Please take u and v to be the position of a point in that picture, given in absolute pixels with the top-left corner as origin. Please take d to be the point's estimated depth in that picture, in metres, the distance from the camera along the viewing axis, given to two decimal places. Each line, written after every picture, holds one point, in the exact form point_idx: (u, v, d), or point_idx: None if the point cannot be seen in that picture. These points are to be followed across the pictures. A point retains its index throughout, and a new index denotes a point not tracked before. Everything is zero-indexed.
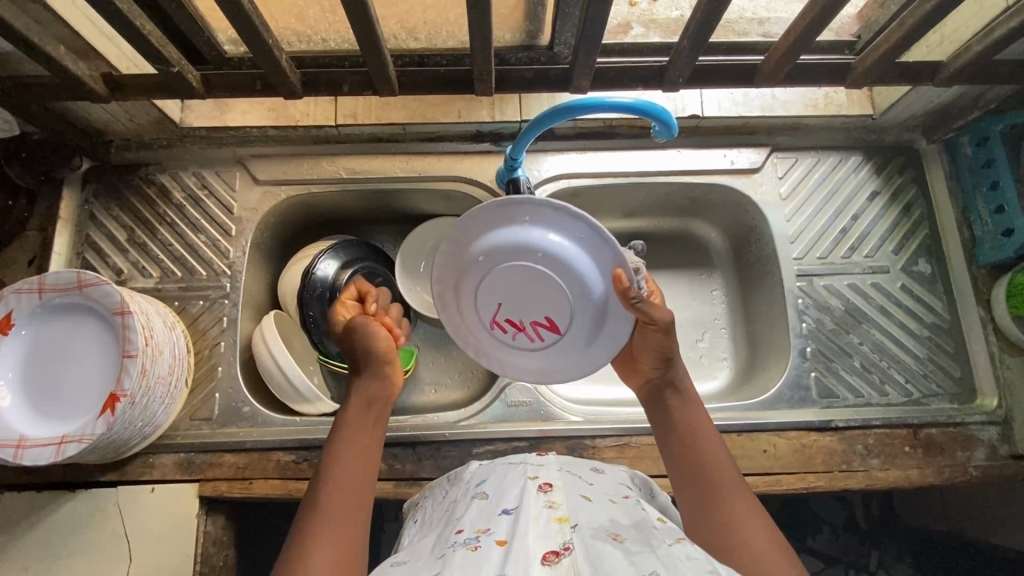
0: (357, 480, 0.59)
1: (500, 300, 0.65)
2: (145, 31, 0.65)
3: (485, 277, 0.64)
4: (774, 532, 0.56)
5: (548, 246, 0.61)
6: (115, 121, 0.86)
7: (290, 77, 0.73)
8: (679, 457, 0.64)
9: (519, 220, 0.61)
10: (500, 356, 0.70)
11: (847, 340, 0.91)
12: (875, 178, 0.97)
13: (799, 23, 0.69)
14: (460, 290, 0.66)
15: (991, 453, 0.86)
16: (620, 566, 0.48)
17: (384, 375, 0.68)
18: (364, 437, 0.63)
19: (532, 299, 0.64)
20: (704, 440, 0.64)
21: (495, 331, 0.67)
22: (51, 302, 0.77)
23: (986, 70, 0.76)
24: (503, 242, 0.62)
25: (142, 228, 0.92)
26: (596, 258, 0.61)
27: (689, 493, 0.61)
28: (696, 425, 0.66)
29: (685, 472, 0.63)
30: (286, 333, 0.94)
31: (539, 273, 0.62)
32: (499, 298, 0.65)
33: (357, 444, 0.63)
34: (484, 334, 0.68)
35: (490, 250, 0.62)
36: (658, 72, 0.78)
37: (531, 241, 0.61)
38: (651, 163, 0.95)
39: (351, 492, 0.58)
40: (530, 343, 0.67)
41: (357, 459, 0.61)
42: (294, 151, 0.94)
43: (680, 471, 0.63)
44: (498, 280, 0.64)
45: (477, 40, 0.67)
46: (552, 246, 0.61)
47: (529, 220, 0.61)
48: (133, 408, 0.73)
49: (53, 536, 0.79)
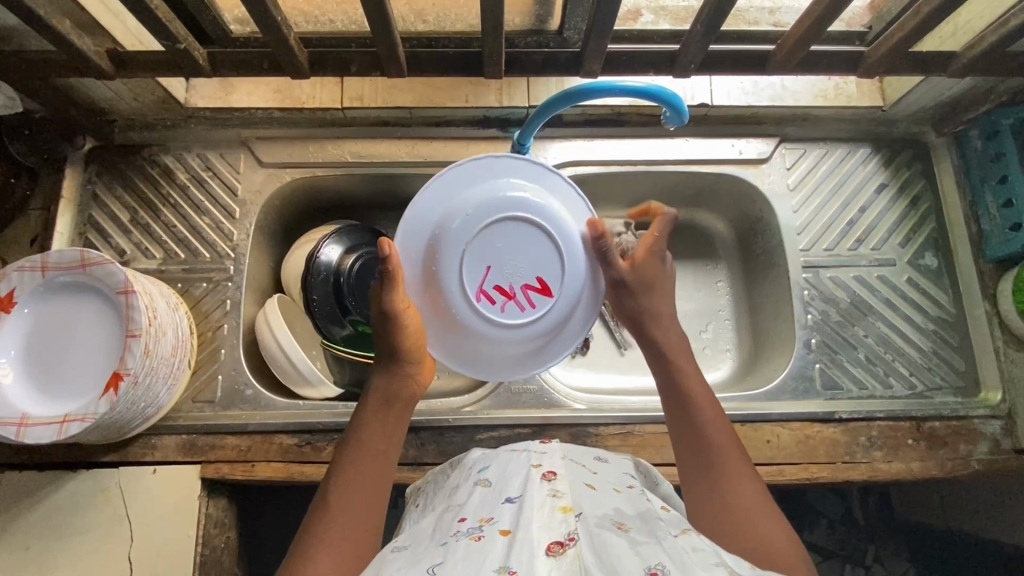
0: (369, 484, 0.60)
1: (481, 268, 0.65)
2: (153, 6, 0.64)
3: (472, 240, 0.65)
4: (772, 506, 0.58)
5: (535, 207, 0.66)
6: (120, 100, 0.85)
7: (298, 56, 0.72)
8: (679, 425, 0.64)
9: (497, 178, 0.67)
10: (473, 340, 0.68)
11: (852, 332, 0.91)
12: (883, 170, 0.96)
13: (813, 11, 0.68)
14: (440, 259, 0.65)
15: (994, 447, 0.86)
16: (625, 555, 0.47)
17: (406, 372, 0.67)
18: (380, 433, 0.64)
19: (517, 263, 0.66)
20: (704, 406, 0.64)
21: (478, 303, 0.66)
22: (54, 281, 0.76)
23: (1000, 61, 0.75)
24: (486, 199, 0.66)
25: (145, 208, 0.91)
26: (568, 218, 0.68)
27: (687, 463, 0.62)
28: (696, 388, 0.66)
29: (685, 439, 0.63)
30: (291, 316, 0.91)
31: (526, 232, 0.66)
32: (485, 264, 0.66)
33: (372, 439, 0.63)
34: (465, 310, 0.66)
35: (479, 209, 0.65)
36: (670, 58, 0.77)
37: (517, 200, 0.66)
38: (658, 151, 0.94)
39: (364, 497, 0.59)
40: (513, 317, 0.67)
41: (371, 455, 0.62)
42: (299, 133, 0.93)
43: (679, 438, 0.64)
44: (485, 243, 0.65)
45: (488, 21, 0.66)
46: (539, 206, 0.66)
47: (506, 179, 0.67)
48: (136, 389, 0.72)
49: (53, 515, 0.79)
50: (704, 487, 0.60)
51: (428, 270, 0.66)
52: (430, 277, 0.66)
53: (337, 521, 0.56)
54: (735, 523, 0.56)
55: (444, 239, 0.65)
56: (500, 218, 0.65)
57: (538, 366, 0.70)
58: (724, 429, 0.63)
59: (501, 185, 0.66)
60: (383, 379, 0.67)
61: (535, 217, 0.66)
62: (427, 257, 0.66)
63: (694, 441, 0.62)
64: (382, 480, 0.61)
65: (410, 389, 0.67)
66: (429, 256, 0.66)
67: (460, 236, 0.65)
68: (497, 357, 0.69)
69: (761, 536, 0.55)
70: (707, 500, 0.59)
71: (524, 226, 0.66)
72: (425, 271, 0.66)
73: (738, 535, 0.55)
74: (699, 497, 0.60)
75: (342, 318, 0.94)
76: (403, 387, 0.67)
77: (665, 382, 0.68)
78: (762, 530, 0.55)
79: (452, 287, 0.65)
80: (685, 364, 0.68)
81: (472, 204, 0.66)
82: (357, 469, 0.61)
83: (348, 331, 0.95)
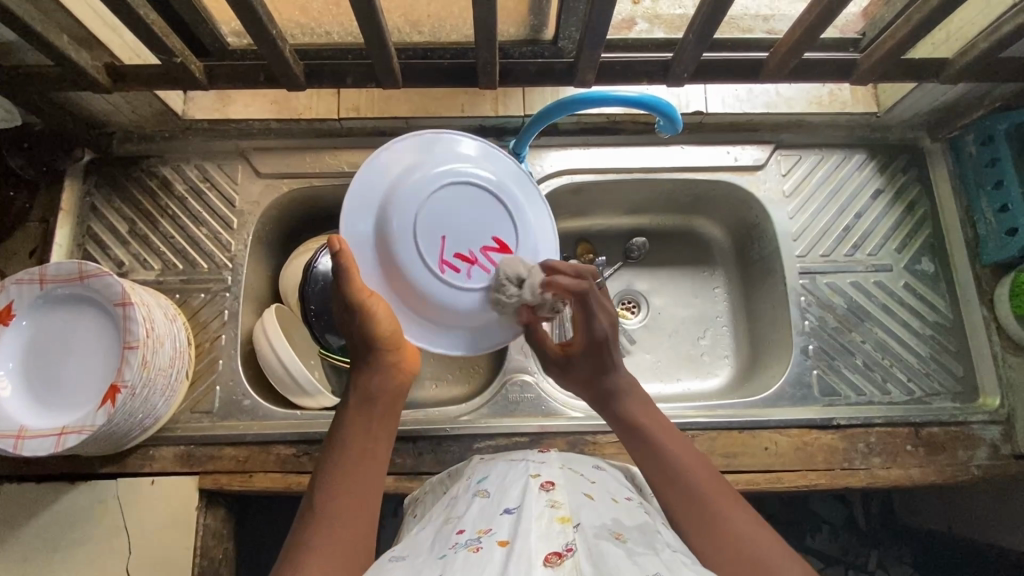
0: (360, 478, 0.58)
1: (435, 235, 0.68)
2: (149, 20, 0.64)
3: (422, 220, 0.67)
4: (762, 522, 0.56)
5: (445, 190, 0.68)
6: (118, 112, 0.86)
7: (294, 69, 0.72)
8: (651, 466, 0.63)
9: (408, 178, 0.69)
10: (473, 318, 0.71)
11: (849, 338, 0.91)
12: (879, 176, 0.96)
13: (804, 19, 0.69)
14: (400, 260, 0.67)
15: (993, 453, 0.86)
16: (623, 566, 0.47)
17: (381, 361, 0.66)
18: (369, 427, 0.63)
19: (460, 224, 0.69)
20: (673, 442, 0.64)
21: (448, 282, 0.68)
22: (52, 293, 0.76)
23: (992, 68, 0.76)
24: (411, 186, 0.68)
25: (144, 220, 0.91)
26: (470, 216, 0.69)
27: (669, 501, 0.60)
28: (658, 427, 0.66)
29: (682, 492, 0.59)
30: (286, 326, 0.92)
31: (451, 209, 0.69)
32: (439, 236, 0.68)
33: (359, 431, 0.62)
34: (427, 279, 0.68)
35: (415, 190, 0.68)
36: (664, 66, 0.77)
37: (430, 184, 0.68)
38: (654, 159, 0.94)
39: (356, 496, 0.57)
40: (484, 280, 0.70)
41: (359, 445, 0.61)
42: (296, 144, 0.93)
43: (669, 487, 0.60)
44: (432, 215, 0.68)
45: (481, 33, 0.67)
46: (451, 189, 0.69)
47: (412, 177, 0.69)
48: (134, 400, 0.73)
49: (52, 527, 0.79)
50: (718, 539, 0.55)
51: (385, 244, 0.67)
52: (399, 282, 0.68)
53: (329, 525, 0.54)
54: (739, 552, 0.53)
55: (397, 239, 0.67)
56: (431, 194, 0.68)
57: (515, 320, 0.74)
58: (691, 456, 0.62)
59: (411, 154, 0.71)
60: (371, 380, 0.66)
61: (454, 173, 0.69)
62: (387, 270, 0.68)
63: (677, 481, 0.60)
64: (376, 475, 0.59)
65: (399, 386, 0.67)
66: (389, 265, 0.68)
67: (415, 229, 0.67)
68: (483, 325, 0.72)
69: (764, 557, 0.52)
70: (700, 533, 0.56)
71: (439, 182, 0.68)
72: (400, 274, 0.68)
73: (732, 557, 0.53)
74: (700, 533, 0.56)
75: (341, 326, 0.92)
76: (391, 385, 0.66)
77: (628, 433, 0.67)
78: (751, 535, 0.54)
79: (423, 285, 0.68)
80: (642, 409, 0.68)
81: (390, 195, 0.68)
82: (345, 463, 0.59)
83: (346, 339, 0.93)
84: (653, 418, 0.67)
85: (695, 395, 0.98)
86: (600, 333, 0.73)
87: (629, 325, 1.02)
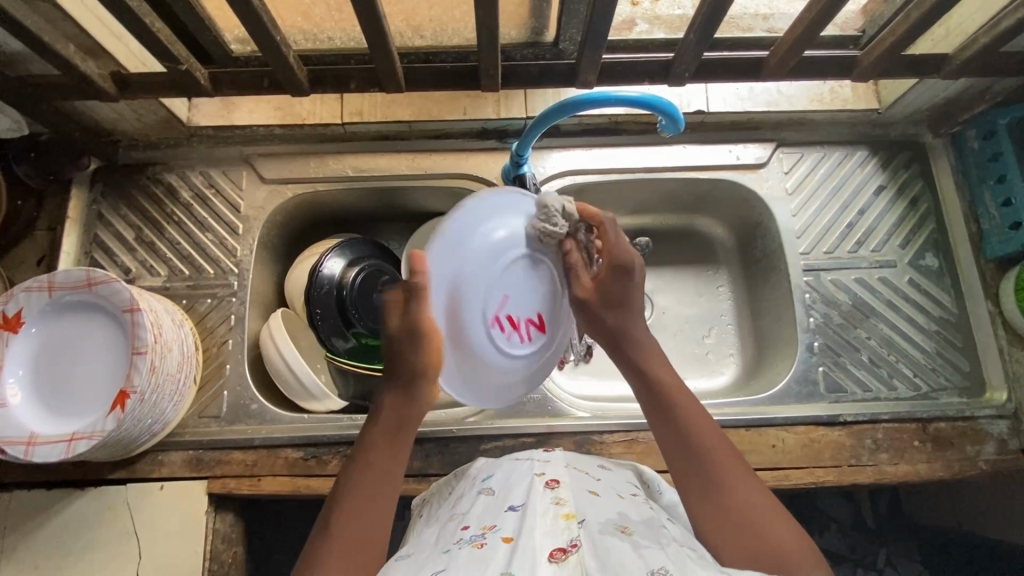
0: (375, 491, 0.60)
1: (507, 286, 0.64)
2: (154, 28, 0.65)
3: (489, 286, 0.63)
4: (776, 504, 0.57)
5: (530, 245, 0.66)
6: (123, 120, 0.87)
7: (298, 74, 0.73)
8: (666, 436, 0.63)
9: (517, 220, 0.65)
10: (500, 374, 0.67)
11: (855, 334, 0.91)
12: (881, 172, 0.96)
13: (804, 17, 0.69)
14: (463, 306, 0.62)
15: (1001, 447, 0.86)
16: (629, 560, 0.48)
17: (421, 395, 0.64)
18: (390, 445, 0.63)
19: (523, 289, 0.66)
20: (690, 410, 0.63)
21: (495, 344, 0.64)
22: (62, 300, 0.77)
23: (992, 62, 0.76)
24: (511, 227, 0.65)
25: (150, 226, 0.92)
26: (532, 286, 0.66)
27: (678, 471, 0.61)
28: (679, 394, 0.64)
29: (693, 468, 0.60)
30: (292, 332, 0.91)
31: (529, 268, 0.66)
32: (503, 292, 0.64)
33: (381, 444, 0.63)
34: (480, 337, 0.63)
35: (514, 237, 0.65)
36: (664, 66, 0.78)
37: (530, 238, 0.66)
38: (656, 158, 0.95)
39: (363, 525, 0.58)
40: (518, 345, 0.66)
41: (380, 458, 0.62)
42: (301, 149, 0.94)
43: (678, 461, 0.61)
44: (512, 273, 0.64)
45: (484, 36, 0.67)
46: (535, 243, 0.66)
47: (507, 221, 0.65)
48: (143, 406, 0.73)
49: (63, 532, 0.79)
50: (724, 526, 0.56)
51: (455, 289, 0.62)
52: (454, 335, 0.63)
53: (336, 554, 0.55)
54: (749, 539, 0.54)
55: (468, 304, 0.62)
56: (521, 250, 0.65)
57: (534, 381, 0.71)
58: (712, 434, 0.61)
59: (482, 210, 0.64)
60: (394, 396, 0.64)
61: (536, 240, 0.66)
62: (452, 333, 0.63)
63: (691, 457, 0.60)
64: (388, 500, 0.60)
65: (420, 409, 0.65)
66: (460, 333, 0.63)
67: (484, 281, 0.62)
68: (504, 385, 0.68)
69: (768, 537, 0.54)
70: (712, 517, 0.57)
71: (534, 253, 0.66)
72: (455, 314, 0.62)
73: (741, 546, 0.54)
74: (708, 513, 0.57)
75: (347, 330, 0.94)
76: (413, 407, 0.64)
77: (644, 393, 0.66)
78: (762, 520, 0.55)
79: (478, 343, 0.63)
80: (665, 373, 0.66)
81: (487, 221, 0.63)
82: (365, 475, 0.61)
83: (352, 343, 0.95)
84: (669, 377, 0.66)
85: (700, 394, 0.98)
86: (629, 259, 0.68)
87: None
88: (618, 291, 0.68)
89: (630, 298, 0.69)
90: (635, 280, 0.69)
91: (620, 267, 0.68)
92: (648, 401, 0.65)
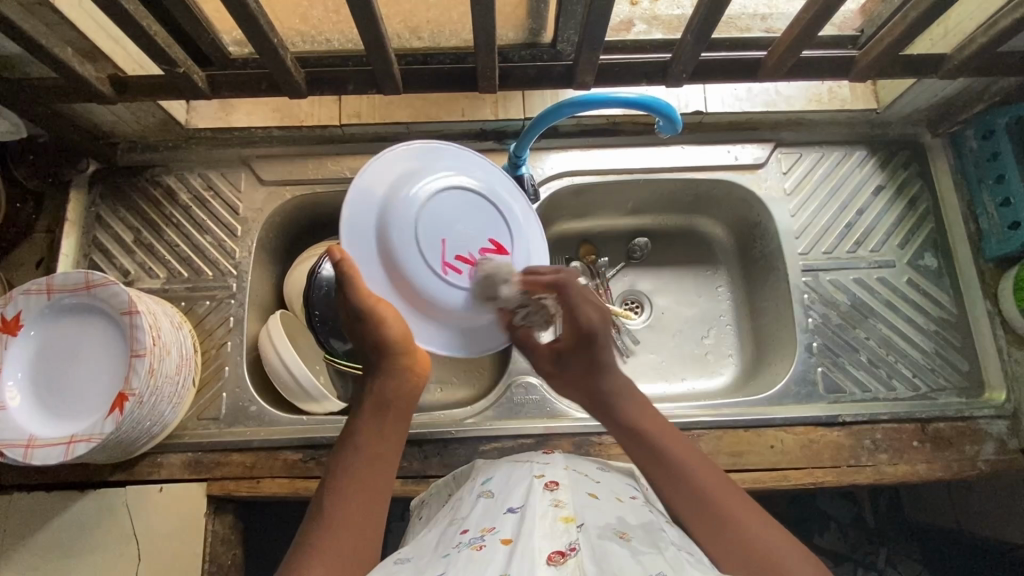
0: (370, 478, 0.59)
1: (439, 231, 0.68)
2: (151, 31, 0.65)
3: (422, 240, 0.67)
4: (768, 516, 0.56)
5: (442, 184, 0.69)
6: (121, 122, 0.87)
7: (295, 76, 0.73)
8: (658, 473, 0.61)
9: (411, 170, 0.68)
10: (473, 318, 0.71)
11: (854, 335, 0.91)
12: (880, 172, 0.96)
13: (802, 18, 0.69)
14: (404, 269, 0.66)
15: (1000, 447, 0.85)
16: (627, 565, 0.48)
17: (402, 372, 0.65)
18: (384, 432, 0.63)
19: (457, 226, 0.69)
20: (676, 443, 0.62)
21: (460, 287, 0.69)
22: (60, 303, 0.77)
23: (990, 62, 0.76)
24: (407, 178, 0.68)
25: (148, 228, 0.92)
26: (467, 224, 0.70)
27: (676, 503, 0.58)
28: (656, 429, 0.64)
29: (689, 499, 0.58)
30: (291, 333, 0.91)
31: (451, 205, 0.69)
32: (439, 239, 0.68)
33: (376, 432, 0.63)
34: (437, 286, 0.68)
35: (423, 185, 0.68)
36: (662, 67, 0.78)
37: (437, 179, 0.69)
38: (654, 159, 0.95)
39: (358, 507, 0.57)
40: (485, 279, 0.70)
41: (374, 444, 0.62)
42: (300, 151, 0.94)
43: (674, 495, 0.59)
44: (434, 217, 0.68)
45: (481, 37, 0.67)
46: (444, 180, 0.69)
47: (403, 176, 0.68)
48: (141, 408, 0.73)
49: (62, 535, 0.79)
50: (729, 547, 0.54)
51: (386, 259, 0.66)
52: (410, 298, 0.68)
53: (332, 534, 0.54)
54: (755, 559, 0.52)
55: (406, 263, 0.66)
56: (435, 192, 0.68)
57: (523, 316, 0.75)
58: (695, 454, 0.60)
59: (384, 175, 0.68)
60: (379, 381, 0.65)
61: (437, 177, 0.69)
62: (402, 295, 0.68)
63: (686, 489, 0.58)
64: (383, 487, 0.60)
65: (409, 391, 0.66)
66: (410, 292, 0.67)
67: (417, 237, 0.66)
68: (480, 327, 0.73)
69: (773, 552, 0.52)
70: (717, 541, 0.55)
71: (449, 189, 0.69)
72: (405, 280, 0.67)
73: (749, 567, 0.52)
74: (712, 537, 0.55)
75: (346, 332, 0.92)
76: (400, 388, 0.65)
77: (626, 435, 0.65)
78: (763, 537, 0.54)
79: (439, 295, 0.68)
80: (641, 413, 0.65)
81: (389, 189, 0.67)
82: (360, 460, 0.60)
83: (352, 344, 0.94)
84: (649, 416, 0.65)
85: (699, 394, 0.98)
86: (589, 327, 0.70)
87: (632, 325, 1.03)
88: (585, 357, 0.71)
89: (601, 360, 0.70)
90: (601, 343, 0.70)
91: (580, 338, 0.71)
92: (630, 447, 0.64)
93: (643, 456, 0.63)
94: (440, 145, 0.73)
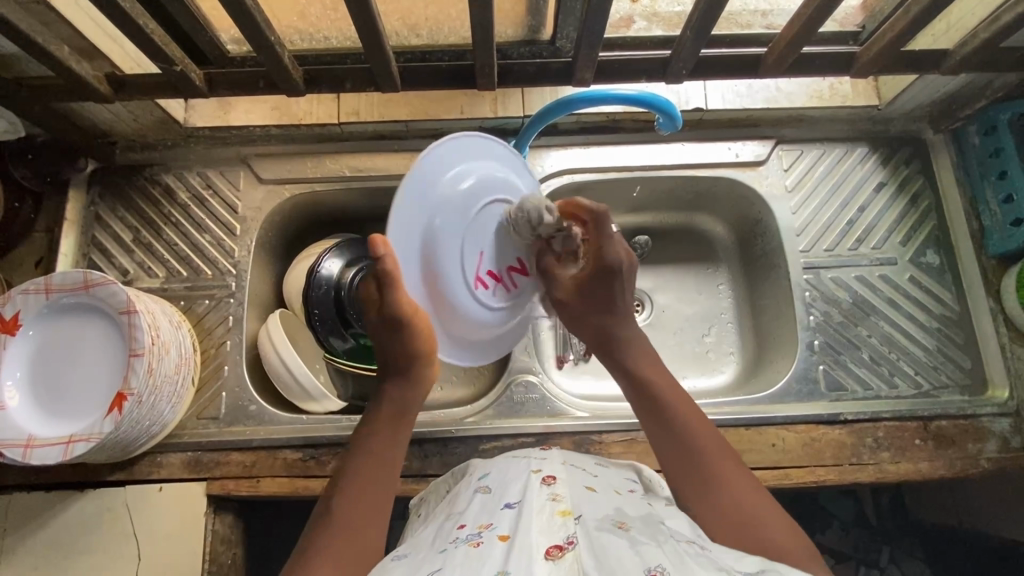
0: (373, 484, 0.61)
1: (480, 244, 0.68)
2: (148, 29, 0.65)
3: (461, 251, 0.66)
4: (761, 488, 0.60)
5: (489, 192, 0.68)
6: (120, 121, 0.86)
7: (293, 74, 0.73)
8: (655, 427, 0.65)
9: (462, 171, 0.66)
10: (484, 334, 0.72)
11: (855, 332, 0.91)
12: (881, 169, 0.96)
13: (802, 13, 0.68)
14: (443, 275, 0.65)
15: (1003, 445, 0.85)
16: (625, 556, 0.47)
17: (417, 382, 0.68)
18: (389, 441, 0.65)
19: (495, 240, 0.69)
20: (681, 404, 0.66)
21: (485, 303, 0.70)
22: (58, 303, 0.77)
23: (993, 58, 0.75)
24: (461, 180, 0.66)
25: (147, 228, 0.92)
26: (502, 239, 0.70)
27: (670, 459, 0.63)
28: (668, 391, 0.67)
29: (682, 456, 0.62)
30: (291, 332, 0.91)
31: (492, 216, 0.69)
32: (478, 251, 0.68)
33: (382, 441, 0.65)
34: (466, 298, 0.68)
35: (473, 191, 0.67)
36: (662, 64, 0.77)
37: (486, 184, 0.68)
38: (655, 156, 0.94)
39: (364, 510, 0.59)
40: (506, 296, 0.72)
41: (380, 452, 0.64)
42: (299, 150, 0.94)
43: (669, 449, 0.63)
44: (477, 228, 0.67)
45: (479, 34, 0.67)
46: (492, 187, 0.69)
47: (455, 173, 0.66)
48: (141, 407, 0.73)
49: (62, 535, 0.79)
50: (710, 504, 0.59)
51: (425, 260, 0.64)
52: (439, 304, 0.67)
53: (338, 534, 0.57)
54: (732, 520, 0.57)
55: (444, 268, 0.65)
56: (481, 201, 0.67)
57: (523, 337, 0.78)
58: (698, 420, 0.64)
59: (440, 170, 0.65)
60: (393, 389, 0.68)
61: (482, 184, 0.67)
62: (432, 299, 0.67)
63: (680, 447, 0.63)
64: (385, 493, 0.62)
65: (418, 401, 0.69)
66: (439, 297, 0.66)
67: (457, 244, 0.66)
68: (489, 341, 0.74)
69: (749, 517, 0.57)
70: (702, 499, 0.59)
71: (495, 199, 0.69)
72: (439, 289, 0.66)
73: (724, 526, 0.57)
74: (698, 495, 0.60)
75: (346, 331, 0.94)
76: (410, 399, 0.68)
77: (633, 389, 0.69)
78: (746, 505, 0.58)
79: (464, 308, 0.68)
80: (651, 371, 0.69)
81: (440, 186, 0.64)
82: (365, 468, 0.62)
83: (350, 343, 0.95)
84: (657, 376, 0.69)
85: (700, 392, 0.98)
86: (614, 262, 0.70)
87: None
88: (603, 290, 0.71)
89: (616, 304, 0.72)
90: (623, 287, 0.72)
91: (602, 271, 0.70)
92: (636, 400, 0.68)
93: (645, 412, 0.67)
94: (488, 140, 0.70)
